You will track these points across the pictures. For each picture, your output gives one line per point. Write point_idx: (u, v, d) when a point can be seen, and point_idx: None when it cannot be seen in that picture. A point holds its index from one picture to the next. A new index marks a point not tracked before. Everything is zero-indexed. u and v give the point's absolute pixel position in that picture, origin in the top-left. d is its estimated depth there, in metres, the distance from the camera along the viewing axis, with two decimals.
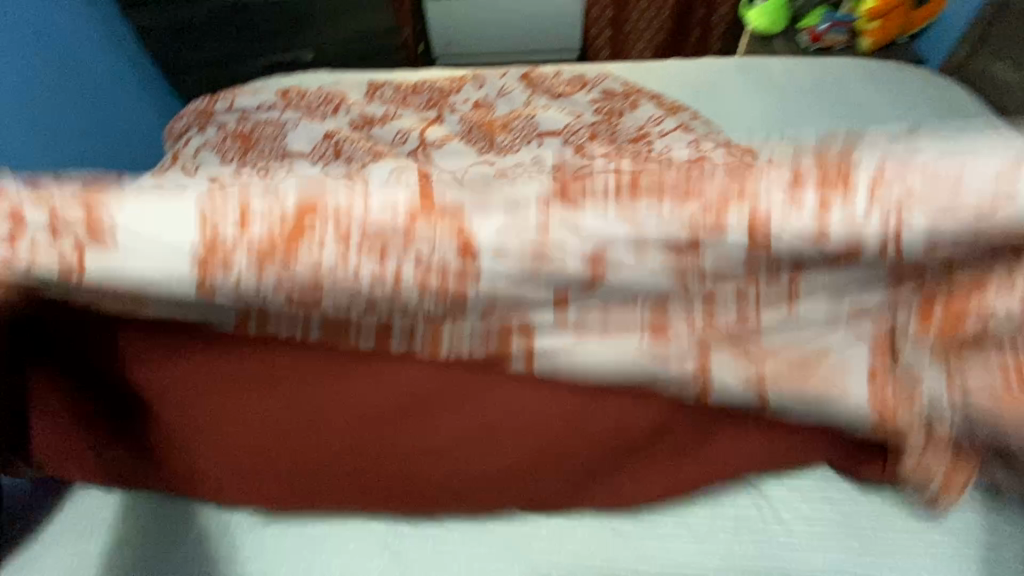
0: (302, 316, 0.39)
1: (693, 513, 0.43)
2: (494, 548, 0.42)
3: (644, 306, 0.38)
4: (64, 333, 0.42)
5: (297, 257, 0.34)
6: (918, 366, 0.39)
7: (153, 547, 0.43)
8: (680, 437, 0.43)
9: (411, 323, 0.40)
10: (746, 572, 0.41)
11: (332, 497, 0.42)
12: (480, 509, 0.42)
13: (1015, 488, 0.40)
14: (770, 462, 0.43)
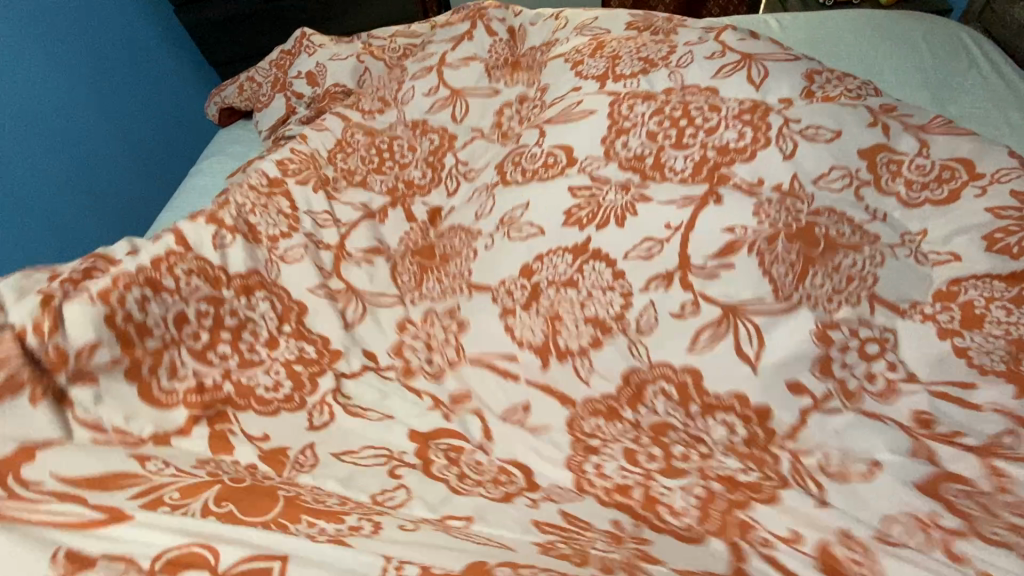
0: (358, 210, 0.91)
1: (559, 329, 0.70)
2: (229, 162, 1.37)
3: (355, 216, 0.91)
4: (239, 132, 1.47)
5: (354, 170, 0.96)
6: (519, 330, 0.72)
7: (237, 148, 1.41)
8: (486, 325, 0.74)
9: (359, 264, 0.85)
10: (519, 260, 0.74)
11: (238, 128, 1.48)
12: (223, 146, 1.43)
13: (624, 211, 0.72)
14: (503, 415, 0.69)
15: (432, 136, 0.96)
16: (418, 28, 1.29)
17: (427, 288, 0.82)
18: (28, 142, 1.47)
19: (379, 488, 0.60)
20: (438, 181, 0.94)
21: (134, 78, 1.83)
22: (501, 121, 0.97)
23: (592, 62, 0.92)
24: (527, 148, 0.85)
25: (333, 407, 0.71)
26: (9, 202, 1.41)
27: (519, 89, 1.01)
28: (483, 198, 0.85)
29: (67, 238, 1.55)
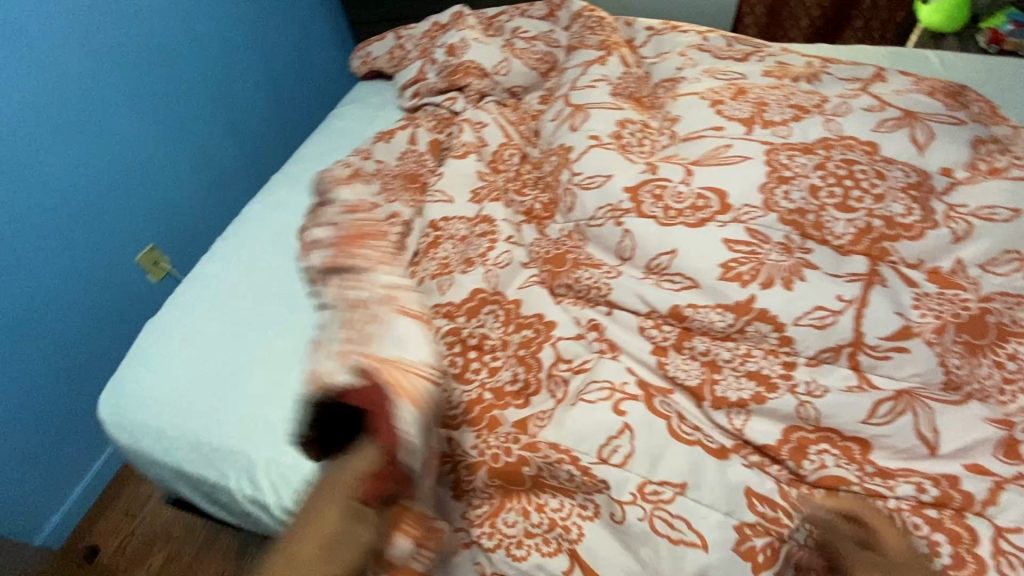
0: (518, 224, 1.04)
1: (721, 373, 0.74)
2: (366, 120, 1.38)
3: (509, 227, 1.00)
4: (378, 87, 1.47)
5: (512, 185, 1.10)
6: (678, 367, 0.76)
7: (376, 108, 1.41)
8: (640, 355, 0.78)
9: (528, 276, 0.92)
10: (672, 301, 0.79)
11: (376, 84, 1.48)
12: (357, 100, 1.45)
13: (784, 277, 0.75)
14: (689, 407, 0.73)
15: (552, 158, 1.08)
16: (559, 36, 1.41)
17: (562, 292, 0.89)
18: (201, 94, 1.71)
19: (604, 439, 0.69)
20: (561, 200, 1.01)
21: (289, 43, 2.00)
22: (622, 132, 1.05)
23: (735, 104, 1.03)
24: (670, 183, 0.90)
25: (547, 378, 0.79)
26: (184, 146, 1.69)
27: (643, 117, 1.11)
28: (616, 233, 0.90)
29: (222, 177, 1.83)
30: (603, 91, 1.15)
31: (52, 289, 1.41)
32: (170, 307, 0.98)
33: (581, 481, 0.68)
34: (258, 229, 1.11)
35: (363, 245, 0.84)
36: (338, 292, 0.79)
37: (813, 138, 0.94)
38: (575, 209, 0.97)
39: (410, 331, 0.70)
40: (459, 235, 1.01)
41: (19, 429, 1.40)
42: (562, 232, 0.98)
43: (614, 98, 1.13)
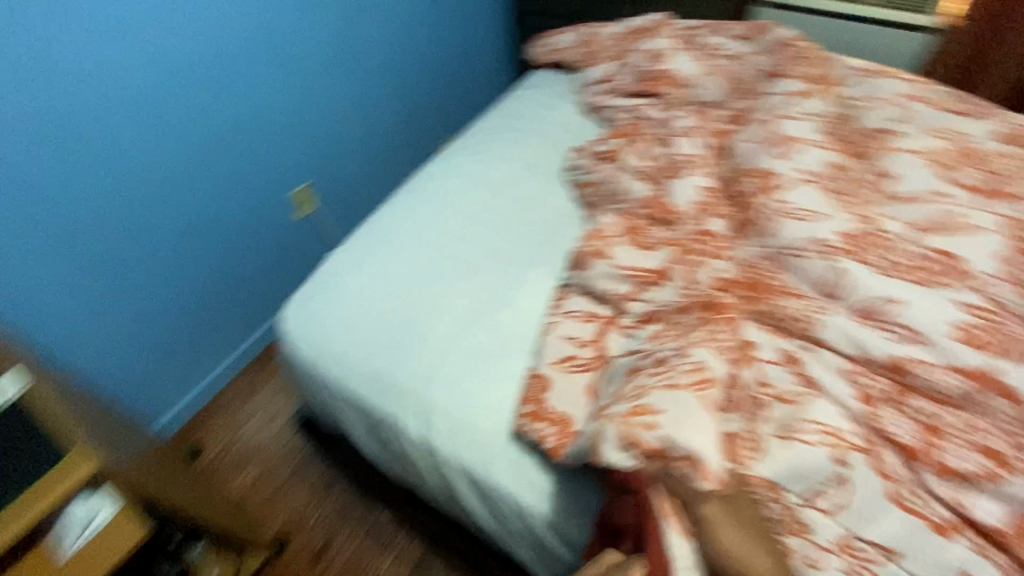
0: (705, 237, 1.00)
1: (944, 440, 0.70)
2: (541, 106, 1.38)
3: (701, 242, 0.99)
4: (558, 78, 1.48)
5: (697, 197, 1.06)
6: (892, 421, 0.72)
7: (552, 95, 1.41)
8: (847, 401, 0.74)
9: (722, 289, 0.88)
10: (895, 351, 0.77)
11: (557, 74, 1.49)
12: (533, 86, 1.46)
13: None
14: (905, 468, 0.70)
15: (752, 180, 1.03)
16: (755, 58, 1.37)
17: (756, 313, 0.85)
18: (380, 51, 1.79)
19: (815, 484, 0.68)
20: (758, 222, 0.97)
21: (462, 22, 2.07)
22: (834, 176, 1.03)
23: (965, 175, 1.01)
24: (898, 239, 0.90)
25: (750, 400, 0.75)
26: (357, 101, 1.77)
27: (852, 163, 1.08)
28: (827, 268, 0.87)
29: (379, 136, 1.91)
30: (813, 128, 1.12)
31: (224, 204, 1.53)
32: (359, 246, 1.04)
33: (785, 519, 0.68)
34: (440, 193, 1.16)
35: (688, 304, 0.85)
36: (654, 350, 0.80)
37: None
38: (773, 236, 0.94)
39: (693, 412, 0.69)
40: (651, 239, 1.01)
41: (168, 323, 1.53)
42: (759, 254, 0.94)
43: (825, 138, 1.11)
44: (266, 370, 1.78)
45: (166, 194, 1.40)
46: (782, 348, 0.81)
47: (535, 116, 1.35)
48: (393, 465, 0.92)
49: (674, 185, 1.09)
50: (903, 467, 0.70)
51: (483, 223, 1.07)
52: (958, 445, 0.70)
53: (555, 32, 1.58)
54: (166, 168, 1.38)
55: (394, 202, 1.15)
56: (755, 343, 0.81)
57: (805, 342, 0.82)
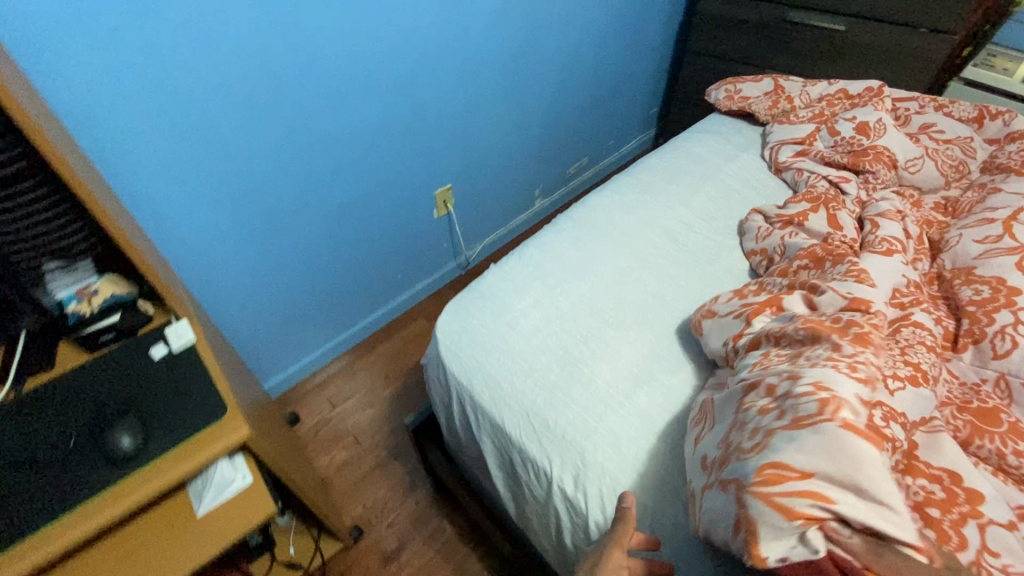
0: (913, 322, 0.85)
1: None
2: (719, 155, 1.31)
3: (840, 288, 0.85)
4: (740, 128, 1.39)
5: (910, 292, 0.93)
6: None
7: (733, 146, 1.33)
8: None
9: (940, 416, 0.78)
10: None
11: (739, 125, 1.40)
12: (713, 132, 1.38)
13: None
14: None
15: (980, 287, 0.91)
16: (979, 145, 1.21)
17: (981, 451, 0.74)
18: (546, 68, 1.79)
19: None
20: (986, 341, 0.85)
21: (621, 51, 2.06)
22: None
23: None
24: None
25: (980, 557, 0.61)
26: (512, 114, 1.80)
27: None
28: None
29: (520, 150, 1.94)
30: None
31: (381, 192, 1.56)
32: (522, 268, 1.02)
33: None
34: (603, 226, 1.11)
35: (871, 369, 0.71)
36: (759, 380, 0.71)
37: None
38: (1011, 361, 0.81)
39: (852, 455, 0.58)
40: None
41: (301, 293, 1.57)
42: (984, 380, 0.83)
43: None
44: (369, 353, 1.82)
45: (339, 177, 1.41)
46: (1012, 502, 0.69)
47: (710, 165, 1.28)
48: (521, 506, 0.87)
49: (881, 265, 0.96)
50: None
51: (645, 270, 1.02)
52: None
53: (742, 78, 1.48)
54: (345, 152, 1.38)
55: (556, 228, 1.12)
56: (982, 495, 0.67)
57: None
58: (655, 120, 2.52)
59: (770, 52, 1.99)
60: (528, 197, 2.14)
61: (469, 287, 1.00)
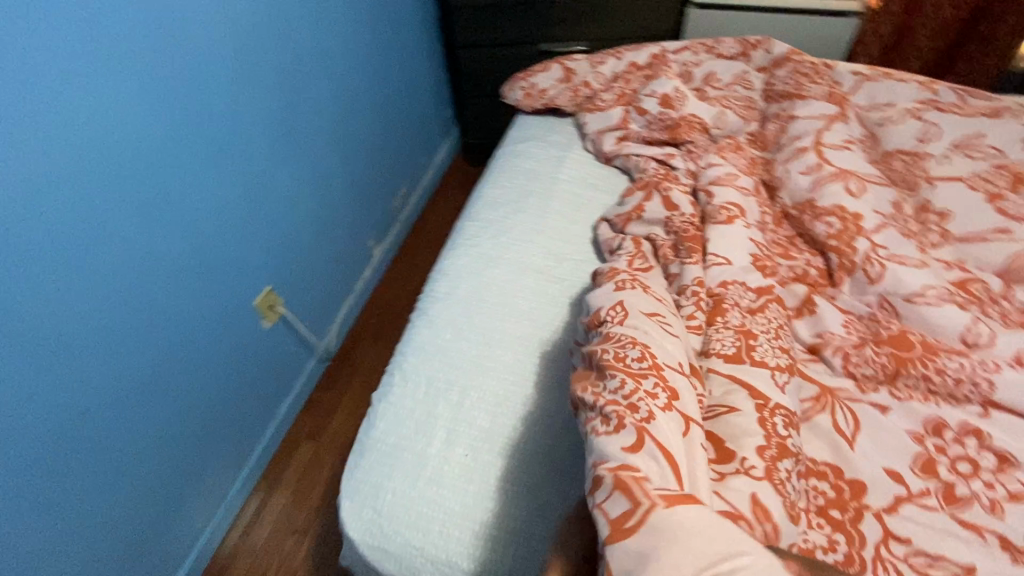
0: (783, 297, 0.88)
1: None
2: (548, 160, 1.21)
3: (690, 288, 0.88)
4: (554, 124, 1.32)
5: (777, 253, 0.97)
6: None
7: (557, 146, 1.25)
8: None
9: (861, 365, 0.79)
10: None
11: (551, 121, 1.33)
12: (529, 138, 1.29)
13: None
14: None
15: (829, 220, 0.96)
16: (755, 76, 1.29)
17: (906, 383, 0.76)
18: (320, 113, 1.50)
19: None
20: (860, 271, 0.89)
21: (398, 74, 1.88)
22: (899, 211, 0.98)
23: (1017, 198, 0.97)
24: (986, 281, 0.88)
25: (924, 497, 0.67)
26: (312, 181, 1.52)
27: (899, 192, 1.04)
28: (959, 316, 0.80)
29: (333, 212, 1.67)
30: (862, 156, 1.06)
31: (190, 339, 1.21)
32: (407, 390, 0.84)
33: None
34: (473, 293, 0.96)
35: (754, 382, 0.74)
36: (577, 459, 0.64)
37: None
38: (886, 283, 0.86)
39: (687, 526, 0.53)
40: (745, 304, 0.86)
41: (130, 505, 1.16)
42: (869, 305, 0.87)
43: (873, 165, 1.05)
44: (257, 519, 1.47)
45: (124, 351, 1.06)
46: (883, 466, 0.69)
47: (543, 176, 1.18)
48: None
49: (744, 234, 0.95)
50: None
51: (530, 333, 0.91)
52: None
53: (532, 70, 1.41)
54: (116, 319, 1.02)
55: (421, 317, 0.95)
56: (864, 482, 0.68)
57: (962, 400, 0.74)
58: (453, 124, 2.39)
59: (536, 29, 1.96)
60: (360, 254, 1.88)
61: (356, 442, 0.82)
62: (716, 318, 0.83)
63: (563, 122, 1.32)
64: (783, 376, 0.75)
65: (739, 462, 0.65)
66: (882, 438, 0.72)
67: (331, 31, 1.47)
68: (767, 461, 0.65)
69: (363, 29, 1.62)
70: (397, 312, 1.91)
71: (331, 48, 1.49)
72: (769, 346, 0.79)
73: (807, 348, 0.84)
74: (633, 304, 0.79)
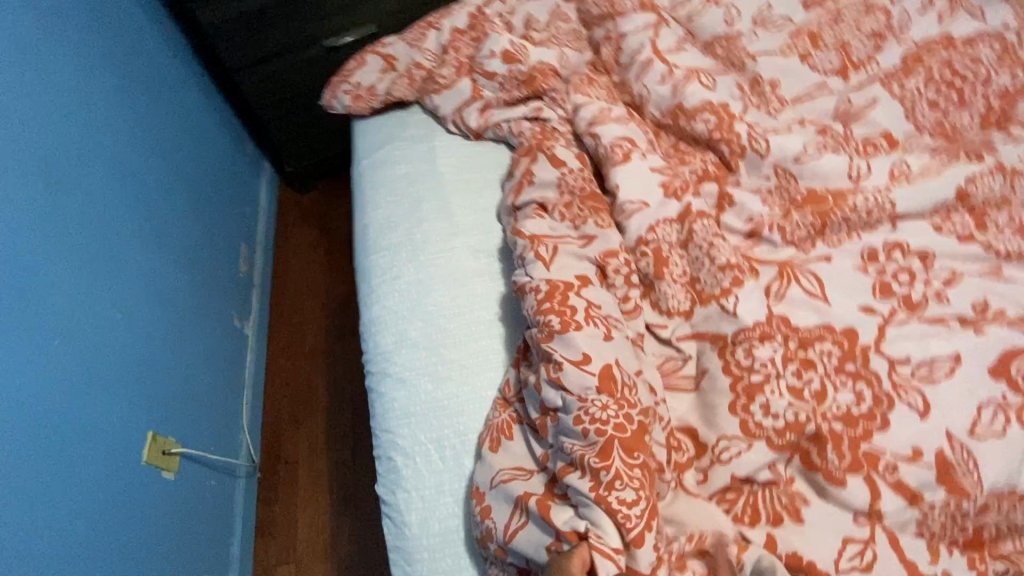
0: (694, 210, 0.87)
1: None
2: (420, 159, 1.12)
3: (613, 245, 0.84)
4: (404, 117, 1.21)
5: (675, 164, 1.01)
6: (986, 241, 0.82)
7: (421, 141, 1.15)
8: (945, 255, 0.81)
9: (794, 228, 0.87)
10: (940, 184, 0.86)
11: (400, 116, 1.22)
12: (387, 141, 1.17)
13: (968, 148, 0.95)
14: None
15: (704, 117, 1.03)
16: (569, 9, 1.30)
17: (832, 230, 0.86)
18: (109, 202, 1.18)
19: (1003, 344, 0.71)
20: (749, 151, 0.97)
21: (178, 126, 1.56)
22: (743, 92, 1.09)
23: (821, 52, 1.13)
24: (832, 126, 1.02)
25: (896, 312, 0.77)
26: (141, 287, 1.22)
27: (734, 74, 1.14)
28: (837, 159, 0.92)
29: (182, 310, 1.37)
30: (695, 53, 1.14)
31: (82, 544, 0.92)
32: (418, 467, 0.73)
33: None
34: (423, 328, 0.85)
35: (723, 314, 0.73)
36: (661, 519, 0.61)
37: (902, 55, 1.09)
38: (773, 154, 0.96)
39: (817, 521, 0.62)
40: (676, 240, 0.84)
41: None
42: (769, 175, 0.96)
43: (706, 58, 1.14)
44: None
45: None
46: (857, 305, 0.78)
47: (424, 176, 1.09)
48: None
49: (644, 161, 0.92)
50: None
51: (502, 342, 0.83)
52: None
53: (348, 69, 1.26)
54: None
55: (383, 382, 0.82)
56: (853, 327, 0.75)
57: (874, 225, 0.86)
58: (262, 156, 2.08)
59: (313, 27, 1.74)
60: (234, 338, 1.59)
61: (395, 550, 0.70)
62: (663, 272, 0.80)
63: (413, 113, 1.22)
64: (730, 300, 0.74)
65: (711, 449, 0.65)
66: (841, 281, 0.80)
67: (72, 97, 1.14)
68: (740, 417, 0.65)
69: (111, 82, 1.29)
70: (305, 381, 1.68)
71: (82, 117, 1.15)
72: (712, 277, 0.78)
73: (745, 236, 0.89)
74: (599, 300, 0.76)
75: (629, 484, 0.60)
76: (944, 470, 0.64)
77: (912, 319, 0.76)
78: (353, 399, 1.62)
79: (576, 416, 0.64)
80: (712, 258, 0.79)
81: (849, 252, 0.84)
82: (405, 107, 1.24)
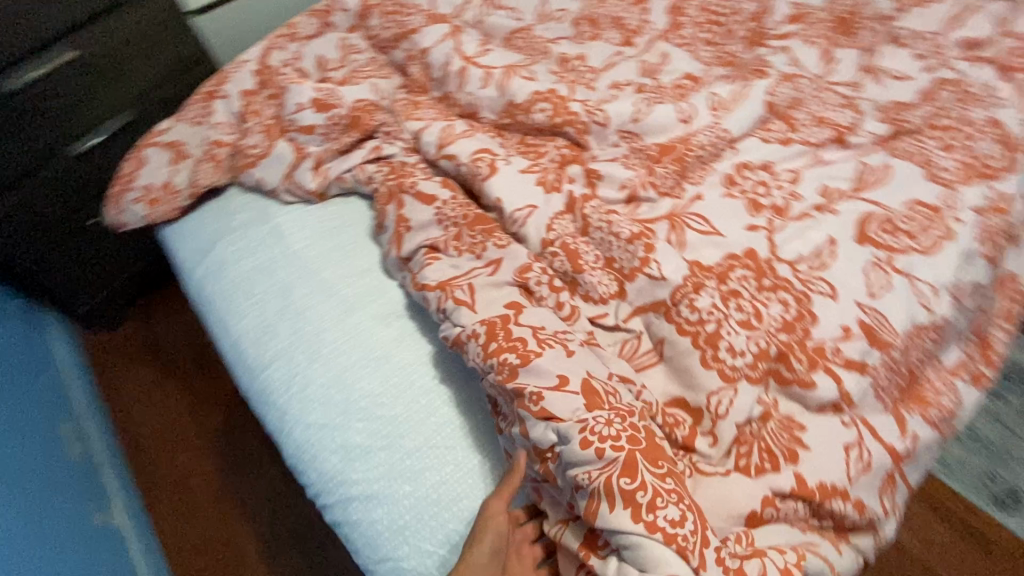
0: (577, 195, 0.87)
1: (824, 122, 0.97)
2: (269, 244, 0.97)
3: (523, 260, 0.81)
4: (226, 205, 1.04)
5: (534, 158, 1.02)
6: (802, 137, 0.95)
7: (260, 224, 1.00)
8: (780, 160, 0.93)
9: (663, 180, 0.92)
10: (750, 105, 0.99)
11: (221, 205, 1.04)
12: (220, 238, 1.00)
13: (751, 68, 1.11)
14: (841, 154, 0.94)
15: (541, 106, 1.04)
16: (359, 41, 1.23)
17: (691, 170, 0.94)
18: None
19: (853, 216, 0.84)
20: (592, 125, 1.01)
21: None
22: (560, 75, 1.14)
23: (606, 29, 1.23)
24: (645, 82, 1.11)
25: (772, 220, 0.86)
26: None
27: (544, 60, 1.19)
28: (667, 108, 1.00)
29: (31, 537, 1.03)
30: (501, 53, 1.16)
31: None
32: None
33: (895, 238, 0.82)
34: (366, 427, 0.74)
35: (653, 282, 0.75)
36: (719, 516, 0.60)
37: (666, 10, 1.23)
38: (613, 121, 1.01)
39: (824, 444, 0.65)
40: (574, 229, 0.84)
41: None
42: (618, 142, 1.01)
43: (514, 55, 1.16)
44: None
45: None
46: (744, 227, 0.85)
47: (283, 261, 0.94)
48: None
49: (511, 166, 0.90)
50: (837, 153, 0.94)
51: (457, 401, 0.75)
52: (830, 116, 0.97)
53: (131, 173, 1.04)
54: None
55: (351, 510, 0.70)
56: (750, 247, 0.82)
57: (720, 154, 0.96)
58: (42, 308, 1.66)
59: (42, 141, 1.40)
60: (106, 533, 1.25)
61: None
62: (579, 264, 0.79)
63: (235, 197, 1.05)
64: (652, 266, 0.76)
65: (706, 409, 0.66)
66: (721, 210, 0.88)
67: None
68: (715, 369, 0.67)
69: None
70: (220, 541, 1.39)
71: None
72: (624, 251, 0.79)
73: (625, 203, 0.93)
74: (541, 318, 0.73)
75: (670, 500, 0.58)
76: (869, 336, 0.73)
77: (785, 221, 0.86)
78: (287, 532, 1.39)
79: (582, 439, 0.61)
80: (617, 235, 0.80)
81: (713, 184, 0.92)
82: (222, 193, 1.06)
